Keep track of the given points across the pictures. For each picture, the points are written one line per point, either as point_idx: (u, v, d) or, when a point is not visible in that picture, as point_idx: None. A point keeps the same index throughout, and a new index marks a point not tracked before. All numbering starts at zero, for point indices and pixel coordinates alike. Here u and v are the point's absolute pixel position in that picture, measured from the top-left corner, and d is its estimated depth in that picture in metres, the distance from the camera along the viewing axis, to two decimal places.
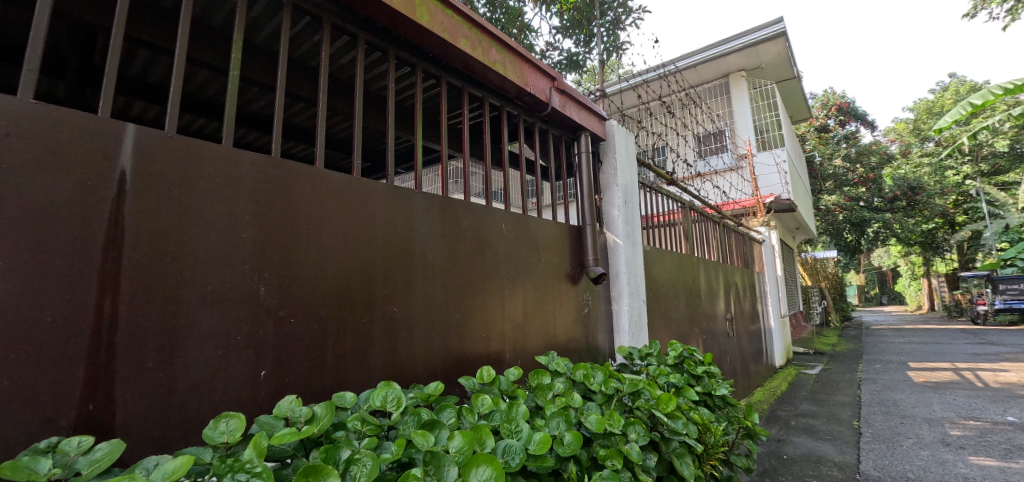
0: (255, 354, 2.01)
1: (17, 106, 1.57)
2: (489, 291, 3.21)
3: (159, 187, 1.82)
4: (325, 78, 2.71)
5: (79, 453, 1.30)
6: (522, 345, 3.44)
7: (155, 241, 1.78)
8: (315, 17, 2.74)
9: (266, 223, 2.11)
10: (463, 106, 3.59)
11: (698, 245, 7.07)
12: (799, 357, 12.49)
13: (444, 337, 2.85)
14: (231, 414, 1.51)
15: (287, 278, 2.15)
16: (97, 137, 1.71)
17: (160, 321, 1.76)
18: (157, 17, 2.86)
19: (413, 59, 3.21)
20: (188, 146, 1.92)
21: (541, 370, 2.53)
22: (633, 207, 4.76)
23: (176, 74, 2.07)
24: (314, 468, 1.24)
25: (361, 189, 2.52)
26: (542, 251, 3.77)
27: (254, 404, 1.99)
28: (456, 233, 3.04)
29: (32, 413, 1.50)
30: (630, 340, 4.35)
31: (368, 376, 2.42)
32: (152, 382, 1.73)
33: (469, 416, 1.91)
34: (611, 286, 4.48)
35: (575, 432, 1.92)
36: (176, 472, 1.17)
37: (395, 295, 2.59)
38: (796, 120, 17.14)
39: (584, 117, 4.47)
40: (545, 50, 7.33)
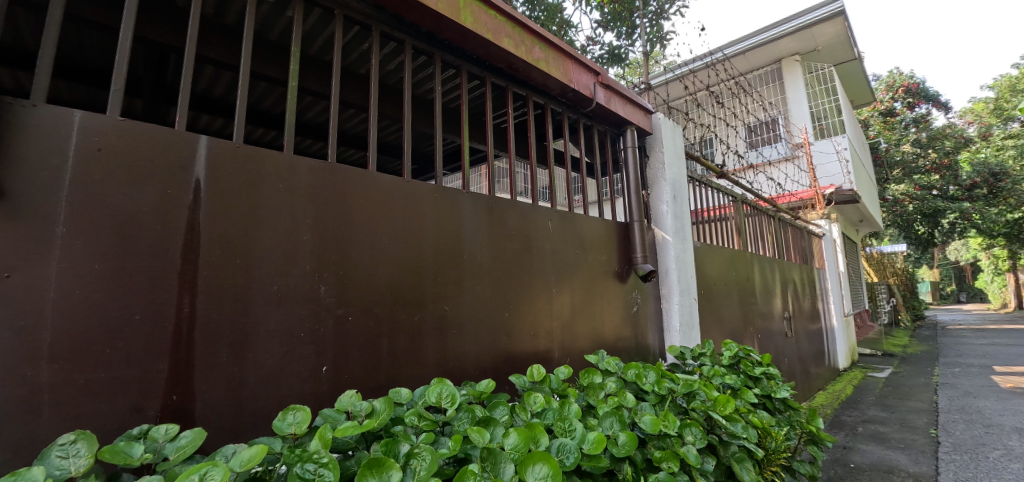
0: (317, 350, 2.11)
1: (107, 123, 1.72)
2: (537, 289, 3.22)
3: (229, 193, 1.95)
4: (375, 84, 2.80)
5: (166, 440, 1.42)
6: (571, 343, 3.43)
7: (227, 244, 1.91)
8: (364, 26, 2.84)
9: (324, 225, 2.21)
10: (508, 105, 3.61)
11: (751, 240, 6.77)
12: (865, 359, 11.72)
13: (493, 335, 2.88)
14: (297, 408, 1.59)
15: (345, 278, 2.24)
16: (175, 149, 1.85)
17: (232, 319, 1.89)
18: (222, 35, 3.05)
19: (458, 61, 3.25)
20: (254, 154, 2.05)
21: (591, 369, 2.50)
22: (683, 202, 4.63)
23: (241, 87, 2.20)
24: (376, 462, 1.28)
25: (411, 191, 2.59)
26: (589, 249, 3.73)
27: (316, 398, 2.09)
28: (503, 232, 3.06)
29: (124, 402, 1.64)
30: (682, 340, 4.23)
31: (421, 372, 2.48)
32: (226, 376, 1.85)
33: (522, 414, 1.92)
34: (660, 284, 4.38)
35: (629, 432, 1.89)
36: (251, 460, 1.24)
37: (446, 293, 2.65)
38: (858, 104, 16.00)
39: (630, 111, 4.38)
40: (586, 45, 7.23)
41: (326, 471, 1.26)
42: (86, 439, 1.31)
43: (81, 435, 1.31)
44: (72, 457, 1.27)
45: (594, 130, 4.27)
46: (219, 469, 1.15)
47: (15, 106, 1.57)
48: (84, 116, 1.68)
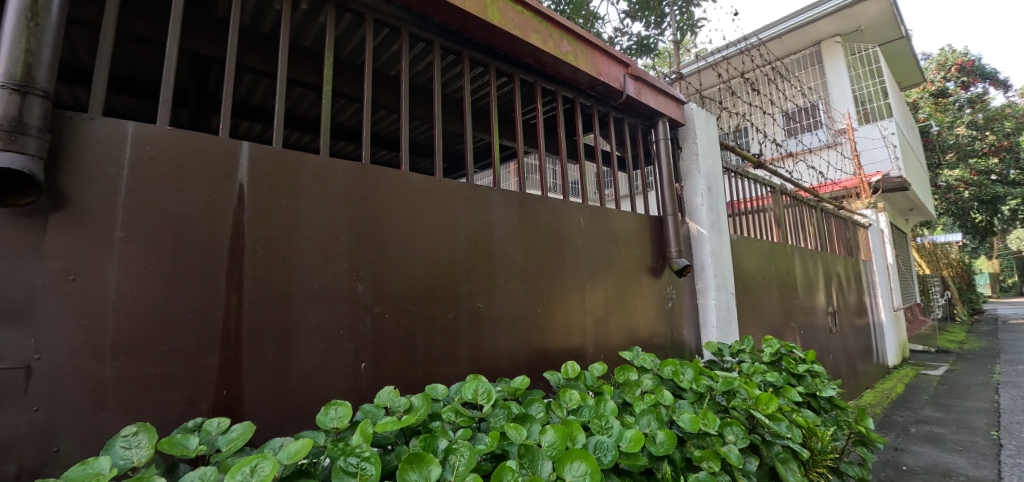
0: (356, 347, 2.16)
1: (158, 133, 1.81)
2: (569, 285, 3.20)
3: (270, 197, 2.02)
4: (406, 84, 2.84)
5: (219, 433, 1.48)
6: (604, 339, 3.40)
7: (270, 245, 1.98)
8: (394, 28, 2.89)
9: (360, 225, 2.26)
10: (536, 101, 3.60)
11: (791, 232, 6.53)
12: (918, 356, 11.12)
13: (527, 332, 2.89)
14: (339, 403, 1.63)
15: (381, 277, 2.29)
16: (220, 155, 1.93)
17: (276, 317, 1.96)
18: (260, 44, 3.16)
19: (486, 59, 3.26)
20: (293, 157, 2.12)
21: (627, 366, 2.47)
22: (719, 195, 4.51)
23: (279, 93, 2.28)
24: (416, 456, 1.31)
25: (443, 189, 2.63)
26: (621, 244, 3.68)
27: (357, 393, 2.15)
28: (534, 228, 3.06)
29: (179, 397, 1.73)
30: (719, 335, 4.12)
31: (456, 369, 2.52)
32: (272, 372, 1.93)
33: (558, 411, 1.92)
34: (695, 279, 4.28)
35: (668, 430, 1.86)
36: (298, 453, 1.29)
37: (479, 291, 2.68)
38: (905, 85, 15.12)
39: (661, 102, 4.29)
40: (613, 37, 7.09)
41: (368, 464, 1.29)
42: (147, 431, 1.39)
43: (143, 427, 1.39)
44: (135, 447, 1.35)
45: (625, 122, 4.21)
46: (269, 462, 1.19)
47: (75, 119, 1.67)
48: (137, 127, 1.78)
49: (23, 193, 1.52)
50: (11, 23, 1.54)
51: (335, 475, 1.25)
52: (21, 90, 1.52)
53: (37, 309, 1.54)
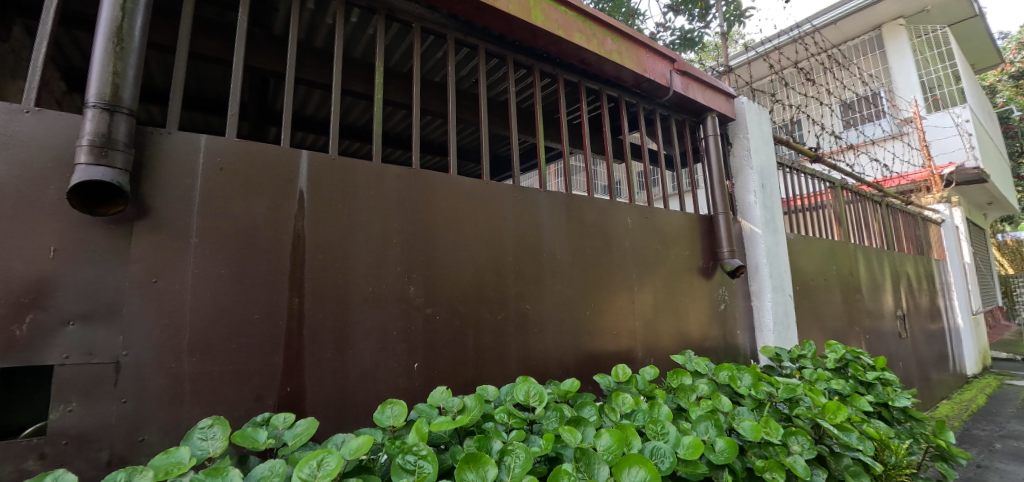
0: (409, 348, 2.22)
1: (226, 145, 1.94)
2: (617, 287, 3.15)
3: (327, 202, 2.11)
4: (453, 90, 2.89)
5: (285, 427, 1.55)
6: (654, 342, 3.31)
7: (327, 249, 2.07)
8: (439, 35, 2.96)
9: (411, 229, 2.32)
10: (580, 101, 3.57)
11: (854, 230, 6.14)
12: (1003, 364, 10.15)
13: (576, 335, 2.87)
14: (394, 402, 1.67)
15: (432, 279, 2.34)
16: (281, 164, 2.04)
17: (333, 318, 2.04)
18: (314, 58, 3.31)
19: (530, 61, 3.28)
20: (348, 164, 2.20)
21: (680, 370, 2.40)
22: (774, 192, 4.31)
23: (333, 104, 2.38)
24: (473, 457, 1.32)
25: (491, 192, 2.65)
26: (670, 244, 3.58)
27: (409, 393, 2.20)
28: (581, 229, 3.03)
29: (248, 393, 1.84)
30: (777, 340, 3.92)
31: (506, 370, 2.53)
32: (331, 370, 2.01)
33: (611, 415, 1.88)
34: (750, 280, 4.10)
35: (727, 438, 1.79)
36: (359, 449, 1.33)
37: (527, 292, 2.68)
38: (979, 67, 13.86)
39: (710, 97, 4.14)
40: (656, 32, 6.90)
41: (425, 463, 1.31)
42: (221, 424, 1.47)
43: (217, 420, 1.47)
44: (210, 439, 1.43)
45: (671, 119, 4.10)
46: (333, 457, 1.23)
47: (155, 134, 1.81)
48: (208, 140, 1.91)
49: (112, 203, 1.66)
50: (101, 49, 1.69)
51: (394, 472, 1.27)
52: (109, 110, 1.66)
53: (124, 310, 1.68)
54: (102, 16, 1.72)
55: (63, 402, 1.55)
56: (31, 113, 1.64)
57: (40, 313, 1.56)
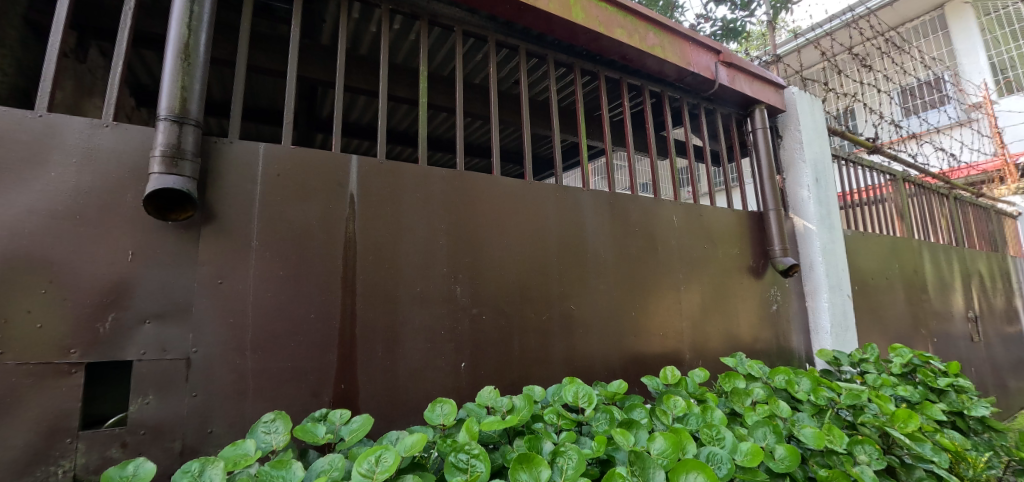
0: (455, 348, 2.25)
1: (282, 152, 2.03)
2: (663, 286, 3.08)
3: (376, 206, 2.18)
4: (495, 91, 2.91)
5: (341, 423, 1.59)
6: (702, 344, 3.21)
7: (378, 251, 2.14)
8: (480, 38, 2.99)
9: (456, 231, 2.35)
10: (622, 97, 3.52)
11: (918, 225, 5.75)
12: None
13: (621, 336, 2.82)
14: (444, 401, 1.69)
15: (477, 279, 2.37)
16: (333, 169, 2.12)
17: (383, 318, 2.10)
18: (360, 65, 3.41)
19: (570, 59, 3.26)
20: (395, 168, 2.26)
21: (733, 373, 2.32)
22: (830, 186, 4.09)
23: (380, 109, 2.45)
24: (526, 457, 1.32)
25: (534, 192, 2.65)
26: (718, 242, 3.46)
27: (457, 392, 2.23)
28: (625, 228, 2.98)
29: (305, 389, 1.92)
30: (835, 343, 3.71)
31: (551, 370, 2.52)
32: (382, 368, 2.07)
33: (663, 418, 1.84)
34: (804, 280, 3.91)
35: (788, 445, 1.72)
36: (414, 446, 1.35)
37: (571, 292, 2.66)
38: None
39: (759, 88, 3.97)
40: (696, 24, 6.69)
41: (478, 462, 1.32)
42: (282, 418, 1.52)
43: (278, 414, 1.53)
44: (273, 433, 1.49)
45: (717, 114, 3.97)
46: (390, 453, 1.26)
47: (219, 144, 1.92)
48: (266, 148, 2.00)
49: (182, 209, 1.77)
50: (171, 65, 1.81)
51: (447, 470, 1.29)
52: (178, 121, 1.77)
53: (193, 309, 1.79)
54: (171, 34, 1.85)
55: (141, 394, 1.68)
56: (110, 127, 1.78)
57: (121, 312, 1.69)
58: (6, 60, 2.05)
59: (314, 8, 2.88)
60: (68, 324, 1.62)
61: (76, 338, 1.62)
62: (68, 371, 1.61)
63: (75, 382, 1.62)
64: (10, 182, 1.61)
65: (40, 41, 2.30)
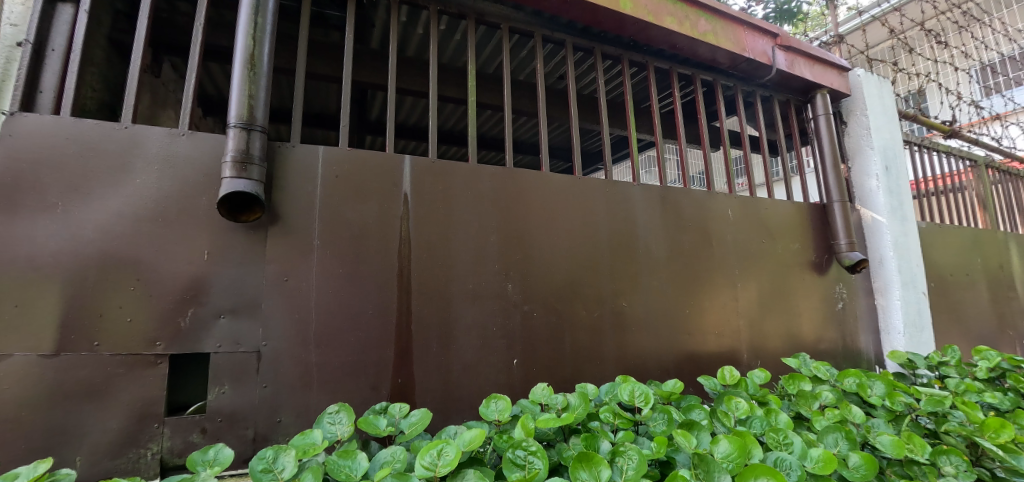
0: (507, 344, 2.27)
1: (340, 154, 2.11)
2: (718, 283, 2.97)
3: (429, 204, 2.22)
4: (542, 87, 2.90)
5: (401, 416, 1.63)
6: (761, 343, 3.08)
7: (431, 249, 2.18)
8: (525, 34, 2.98)
9: (506, 228, 2.37)
10: (672, 87, 3.40)
11: (1004, 215, 5.24)
12: None
13: (674, 333, 2.75)
14: (499, 397, 1.70)
15: (528, 276, 2.37)
16: (387, 170, 2.18)
17: (437, 314, 2.15)
18: (409, 67, 3.48)
19: (618, 51, 3.20)
20: (445, 166, 2.30)
21: (797, 375, 2.22)
22: (902, 174, 3.80)
23: (430, 109, 2.50)
24: (585, 456, 1.32)
25: (583, 188, 2.62)
26: (777, 237, 3.29)
27: (509, 388, 2.25)
28: (678, 223, 2.89)
29: (364, 383, 2.00)
30: (910, 344, 3.45)
31: (603, 369, 2.49)
32: (436, 363, 2.12)
33: (724, 420, 1.78)
34: (873, 276, 3.66)
35: (863, 452, 1.62)
36: (472, 441, 1.36)
37: (623, 289, 2.62)
38: None
39: (821, 72, 3.73)
40: (748, 8, 6.37)
41: (535, 458, 1.32)
42: (346, 410, 1.58)
43: (342, 406, 1.58)
44: (338, 424, 1.54)
45: (774, 101, 3.77)
46: (451, 448, 1.29)
47: (282, 149, 2.02)
48: (325, 150, 2.09)
49: (252, 211, 1.88)
50: (239, 75, 1.92)
51: (505, 466, 1.30)
52: (247, 128, 1.88)
53: (262, 305, 1.90)
54: (239, 46, 1.96)
55: (218, 384, 1.80)
56: (186, 135, 1.91)
57: (199, 308, 1.82)
58: (95, 78, 2.25)
59: (365, 14, 2.97)
60: (153, 318, 1.76)
61: (161, 332, 1.76)
62: (154, 362, 1.75)
63: (160, 372, 1.76)
64: (103, 189, 1.77)
65: (123, 58, 2.50)
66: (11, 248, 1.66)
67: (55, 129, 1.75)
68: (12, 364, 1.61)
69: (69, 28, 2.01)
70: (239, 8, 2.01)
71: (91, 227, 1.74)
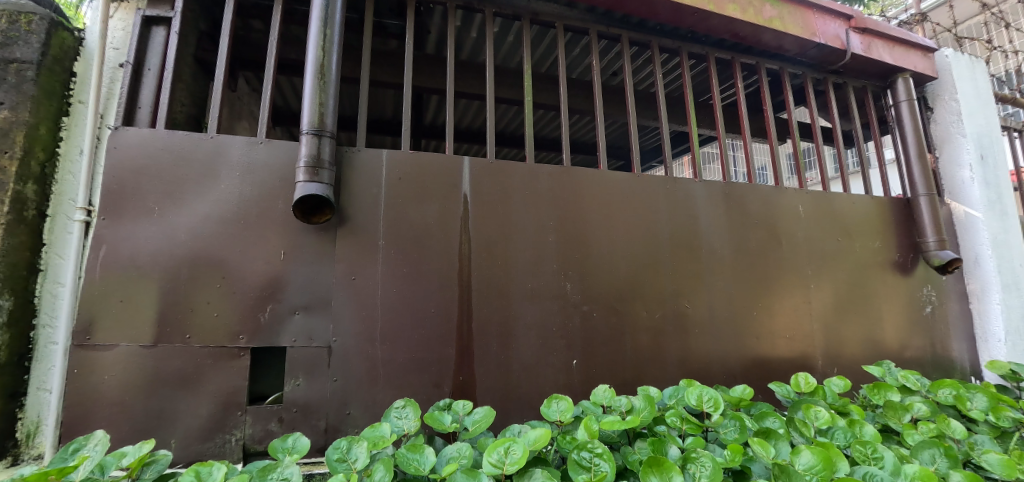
0: (567, 345, 2.25)
1: (402, 157, 2.18)
2: (788, 284, 2.80)
3: (488, 205, 2.25)
4: (598, 84, 2.85)
5: (465, 413, 1.64)
6: (837, 348, 2.87)
7: (490, 249, 2.21)
8: (580, 31, 2.95)
9: (564, 227, 2.35)
10: (735, 78, 3.25)
11: None
12: None
13: (741, 336, 2.62)
14: (561, 397, 1.68)
15: (587, 276, 2.35)
16: (447, 172, 2.23)
17: (497, 314, 2.17)
18: (465, 69, 3.53)
19: (676, 44, 3.09)
20: (503, 167, 2.32)
21: (883, 384, 2.05)
22: (1001, 163, 3.43)
23: (488, 109, 2.53)
24: (656, 461, 1.29)
25: (642, 186, 2.56)
26: (855, 235, 3.06)
27: (569, 388, 2.23)
28: (744, 220, 2.76)
29: (427, 379, 2.05)
30: (1013, 353, 3.11)
31: (665, 372, 2.42)
32: (496, 362, 2.14)
33: (803, 430, 1.67)
34: (967, 276, 3.32)
35: (966, 470, 1.47)
36: (538, 440, 1.36)
37: (686, 290, 2.53)
38: None
39: (903, 54, 3.43)
40: None
41: (602, 461, 1.30)
42: (412, 405, 1.60)
43: (408, 401, 1.61)
44: (405, 418, 1.57)
45: (848, 88, 3.50)
46: (518, 446, 1.30)
47: (349, 153, 2.11)
48: (389, 154, 2.16)
49: (322, 213, 1.98)
50: (310, 84, 2.03)
51: (571, 467, 1.29)
52: (317, 134, 1.98)
53: (332, 302, 1.99)
54: (310, 57, 2.07)
55: (293, 377, 1.92)
56: (263, 143, 2.04)
57: (276, 304, 1.94)
58: (184, 93, 2.44)
59: (422, 20, 3.05)
60: (236, 313, 1.90)
61: (243, 326, 1.89)
62: (237, 354, 1.89)
63: (243, 363, 1.89)
64: (193, 194, 1.93)
65: (206, 75, 2.70)
66: (116, 249, 1.84)
67: (152, 141, 1.93)
68: (117, 354, 1.79)
69: (162, 48, 2.19)
70: (309, 22, 2.12)
71: (183, 229, 1.90)
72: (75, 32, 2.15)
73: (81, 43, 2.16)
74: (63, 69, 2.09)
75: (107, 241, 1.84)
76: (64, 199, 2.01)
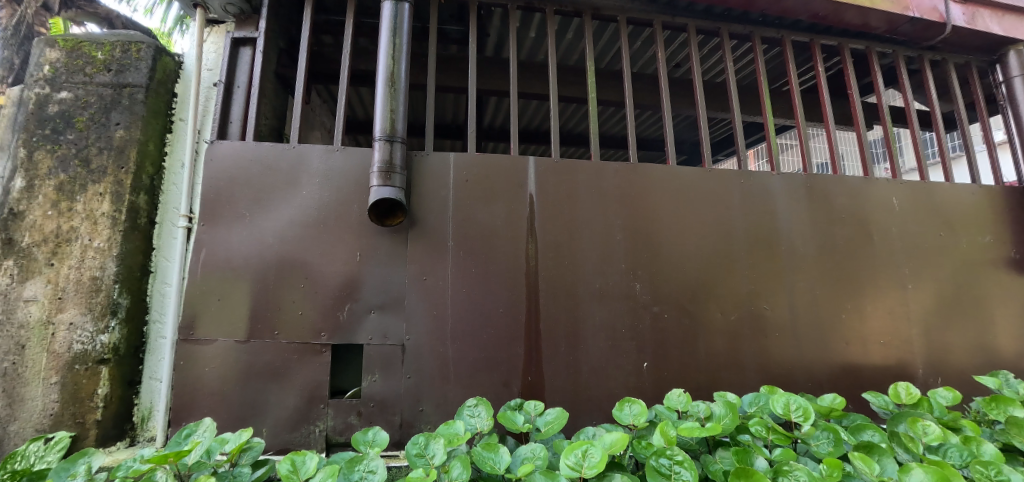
0: (637, 347, 2.20)
1: (468, 159, 2.22)
2: (882, 284, 2.57)
3: (555, 204, 2.24)
4: (663, 76, 2.76)
5: (536, 413, 1.64)
6: (941, 355, 2.59)
7: (557, 248, 2.20)
8: (643, 23, 2.86)
9: (632, 225, 2.29)
10: (814, 62, 3.01)
11: None
12: None
13: (827, 340, 2.44)
14: (633, 401, 1.64)
15: (657, 275, 2.28)
16: (512, 172, 2.24)
17: (564, 314, 2.16)
18: (526, 69, 3.53)
19: (747, 29, 2.92)
20: (568, 165, 2.29)
21: (1002, 397, 1.82)
22: None
23: (551, 107, 2.52)
24: (745, 472, 1.22)
25: (715, 181, 2.44)
26: (961, 229, 2.74)
27: (639, 391, 2.17)
28: (829, 214, 2.56)
29: (495, 378, 2.07)
30: None
31: (743, 377, 2.29)
32: (564, 363, 2.13)
33: (908, 446, 1.52)
34: None
35: None
36: (614, 444, 1.33)
37: (764, 290, 2.39)
38: None
39: (1016, 24, 3.03)
40: None
41: (682, 469, 1.25)
42: (484, 404, 1.62)
43: (480, 399, 1.63)
44: (477, 416, 1.59)
45: (948, 65, 3.15)
46: (596, 449, 1.28)
47: (419, 157, 2.18)
48: (455, 157, 2.21)
49: (395, 215, 2.08)
50: (382, 92, 2.12)
51: (650, 473, 1.26)
52: (389, 140, 2.06)
53: (405, 302, 2.07)
54: (381, 66, 2.16)
55: (370, 373, 2.01)
56: (340, 151, 2.15)
57: (354, 303, 2.04)
58: (268, 107, 2.63)
59: (484, 24, 3.09)
60: (317, 311, 2.02)
61: (325, 323, 2.01)
62: (320, 349, 2.00)
63: (324, 358, 2.01)
64: (278, 201, 2.07)
65: (287, 89, 2.89)
66: (214, 253, 2.01)
67: (244, 152, 2.10)
68: (216, 348, 1.96)
69: (249, 66, 2.37)
70: (380, 32, 2.21)
71: (271, 233, 2.04)
72: (175, 57, 2.37)
73: (180, 66, 2.38)
74: (166, 91, 2.31)
75: (206, 245, 2.02)
76: (170, 207, 2.23)
